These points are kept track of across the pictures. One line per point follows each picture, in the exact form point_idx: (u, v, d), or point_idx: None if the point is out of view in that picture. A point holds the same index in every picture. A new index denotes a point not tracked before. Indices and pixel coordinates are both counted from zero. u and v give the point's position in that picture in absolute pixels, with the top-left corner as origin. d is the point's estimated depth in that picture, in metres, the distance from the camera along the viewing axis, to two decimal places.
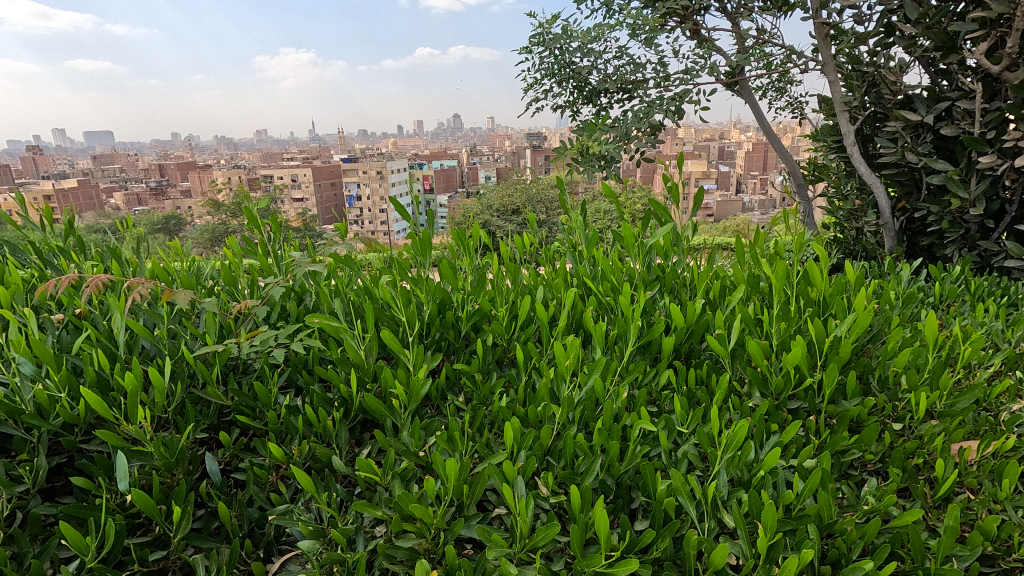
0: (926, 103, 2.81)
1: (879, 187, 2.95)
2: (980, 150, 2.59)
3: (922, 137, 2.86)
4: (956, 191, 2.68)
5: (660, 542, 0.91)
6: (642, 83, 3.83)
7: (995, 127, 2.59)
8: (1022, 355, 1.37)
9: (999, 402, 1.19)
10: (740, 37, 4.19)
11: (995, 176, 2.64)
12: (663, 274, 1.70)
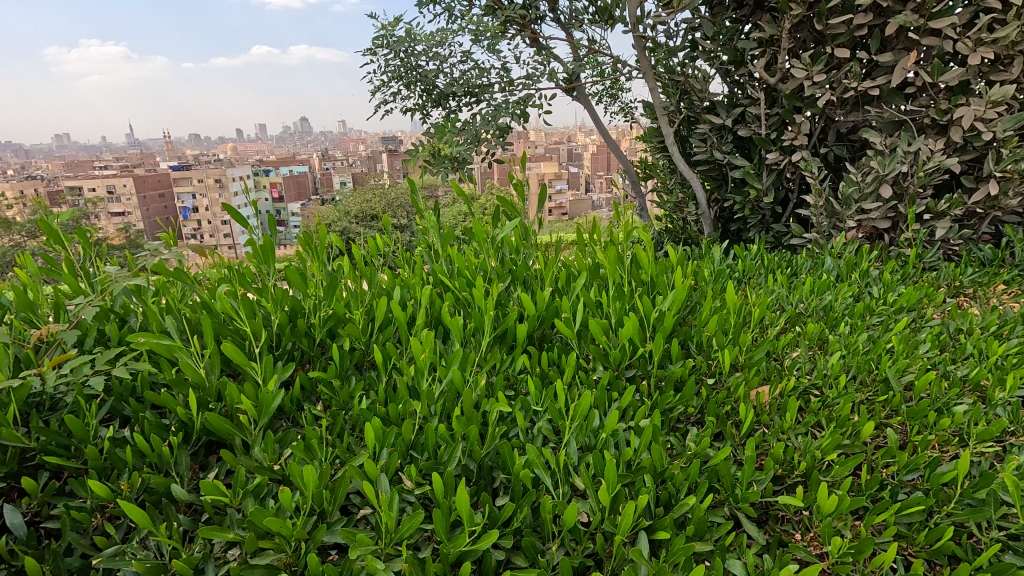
0: (726, 109, 3.27)
1: (696, 182, 3.38)
2: (768, 148, 3.08)
3: (725, 137, 3.33)
4: (753, 183, 3.16)
5: (520, 512, 0.97)
6: (488, 87, 3.95)
7: (777, 129, 3.10)
8: (800, 313, 1.68)
9: (785, 351, 1.45)
10: (574, 47, 4.51)
11: (780, 170, 3.16)
12: (515, 266, 1.80)
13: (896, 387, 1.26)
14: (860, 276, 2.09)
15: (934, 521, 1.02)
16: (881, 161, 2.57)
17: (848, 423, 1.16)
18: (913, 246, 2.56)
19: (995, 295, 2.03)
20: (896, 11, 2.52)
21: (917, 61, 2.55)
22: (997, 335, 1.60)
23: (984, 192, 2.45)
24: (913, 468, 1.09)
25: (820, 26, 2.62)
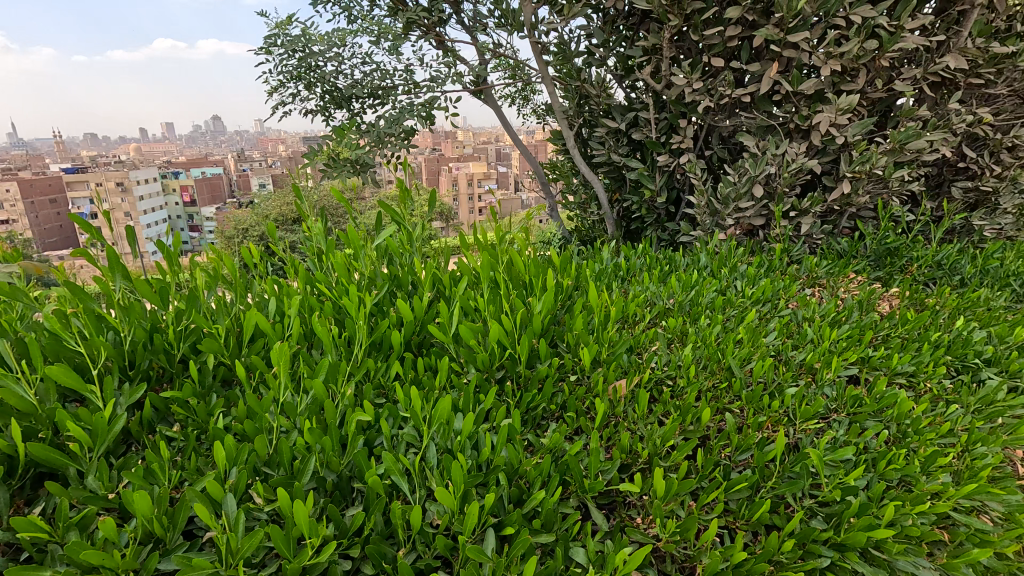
0: (620, 114, 3.42)
1: (596, 183, 3.51)
2: (658, 151, 3.24)
3: (621, 140, 3.47)
4: (647, 184, 3.32)
5: (370, 521, 0.98)
6: (391, 89, 3.90)
7: (666, 132, 3.27)
8: (668, 309, 1.79)
9: (648, 345, 1.55)
10: (480, 50, 4.54)
11: (671, 171, 3.34)
12: (399, 272, 1.80)
13: (738, 374, 1.39)
14: (730, 271, 2.27)
15: (758, 495, 1.12)
16: (753, 163, 2.78)
17: (692, 411, 1.26)
18: (781, 241, 2.79)
19: (842, 284, 2.26)
20: (761, 25, 2.73)
21: (781, 71, 2.77)
22: (835, 321, 1.79)
23: (838, 191, 2.71)
24: (744, 449, 1.20)
25: (696, 37, 2.79)
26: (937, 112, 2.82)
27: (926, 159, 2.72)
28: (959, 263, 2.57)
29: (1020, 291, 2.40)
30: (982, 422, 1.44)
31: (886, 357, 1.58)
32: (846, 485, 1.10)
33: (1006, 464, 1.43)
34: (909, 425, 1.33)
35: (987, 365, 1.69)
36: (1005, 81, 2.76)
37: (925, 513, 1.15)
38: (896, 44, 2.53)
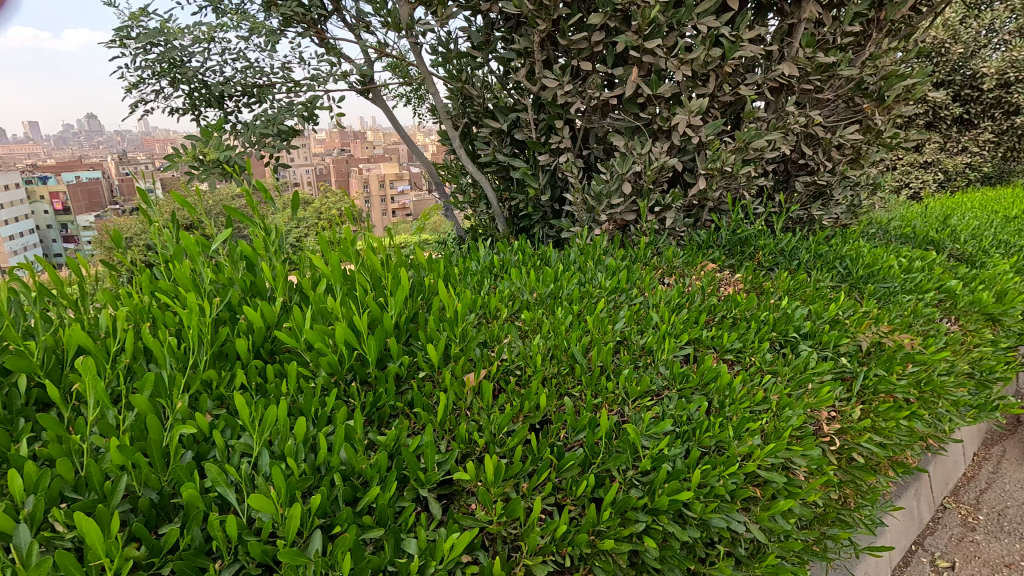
0: (502, 114, 3.46)
1: (483, 182, 3.55)
2: (539, 151, 3.33)
3: (505, 140, 3.54)
4: (531, 183, 3.39)
5: (188, 536, 0.95)
6: (268, 87, 3.72)
7: (546, 133, 3.36)
8: (529, 302, 1.87)
9: (502, 338, 1.61)
10: (364, 48, 4.43)
11: (553, 170, 3.43)
12: (254, 278, 1.73)
13: (580, 359, 1.49)
14: (594, 264, 2.42)
15: (587, 470, 1.21)
16: (620, 162, 2.94)
17: (532, 398, 1.33)
18: (649, 234, 2.99)
19: (695, 271, 2.52)
20: (622, 32, 2.86)
21: (643, 75, 2.93)
22: (678, 307, 1.97)
23: (696, 187, 2.94)
24: (579, 429, 1.30)
25: (564, 41, 2.90)
26: (778, 115, 3.14)
27: (768, 156, 3.02)
28: (797, 249, 2.90)
29: (844, 273, 2.74)
30: (793, 389, 1.63)
31: (716, 337, 1.77)
32: (660, 453, 1.22)
33: (812, 424, 1.63)
34: (727, 395, 1.49)
35: (805, 339, 1.92)
36: (830, 88, 3.11)
37: (735, 473, 1.29)
38: (737, 52, 2.78)
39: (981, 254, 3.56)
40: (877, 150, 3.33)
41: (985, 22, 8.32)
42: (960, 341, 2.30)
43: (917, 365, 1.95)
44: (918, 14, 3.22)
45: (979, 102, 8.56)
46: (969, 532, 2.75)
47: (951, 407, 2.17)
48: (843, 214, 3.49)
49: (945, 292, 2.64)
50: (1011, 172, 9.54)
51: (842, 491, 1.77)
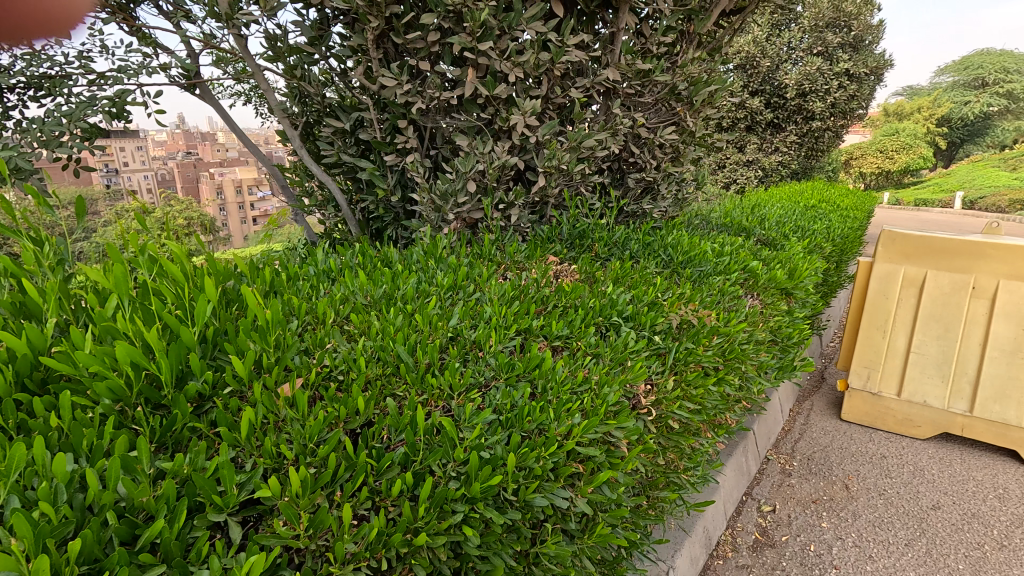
0: (344, 112, 3.22)
1: (330, 184, 3.28)
2: (386, 151, 3.16)
3: (349, 140, 3.29)
4: (380, 184, 3.20)
5: None
6: (61, 79, 3.20)
7: (391, 133, 3.19)
8: (363, 306, 1.84)
9: (326, 343, 1.55)
10: (185, 39, 3.97)
11: (402, 170, 3.27)
12: (24, 299, 1.47)
13: (405, 359, 1.49)
14: (436, 263, 2.43)
15: (407, 469, 1.22)
16: (463, 161, 2.95)
17: (351, 403, 1.30)
18: (495, 231, 3.06)
19: (535, 265, 2.64)
20: (457, 33, 2.83)
21: (480, 76, 2.96)
22: (512, 299, 2.09)
23: (536, 185, 3.08)
24: (401, 429, 1.29)
25: (399, 39, 2.84)
26: (607, 117, 3.39)
27: (599, 155, 3.25)
28: (629, 240, 3.23)
29: (667, 260, 3.04)
30: (613, 367, 1.76)
31: (545, 326, 1.89)
32: (477, 443, 1.26)
33: (631, 398, 1.77)
34: (550, 379, 1.57)
35: (627, 321, 2.10)
36: (649, 92, 3.41)
37: (555, 453, 1.35)
38: (564, 56, 2.94)
39: (780, 238, 4.14)
40: (694, 149, 3.73)
41: (784, 41, 9.72)
42: (759, 313, 2.65)
43: (721, 336, 2.18)
44: (719, 29, 3.66)
45: (783, 109, 9.99)
46: (785, 478, 3.16)
47: (757, 371, 2.47)
48: (670, 207, 3.86)
49: (748, 271, 3.03)
50: (810, 169, 11.25)
51: (665, 456, 1.94)
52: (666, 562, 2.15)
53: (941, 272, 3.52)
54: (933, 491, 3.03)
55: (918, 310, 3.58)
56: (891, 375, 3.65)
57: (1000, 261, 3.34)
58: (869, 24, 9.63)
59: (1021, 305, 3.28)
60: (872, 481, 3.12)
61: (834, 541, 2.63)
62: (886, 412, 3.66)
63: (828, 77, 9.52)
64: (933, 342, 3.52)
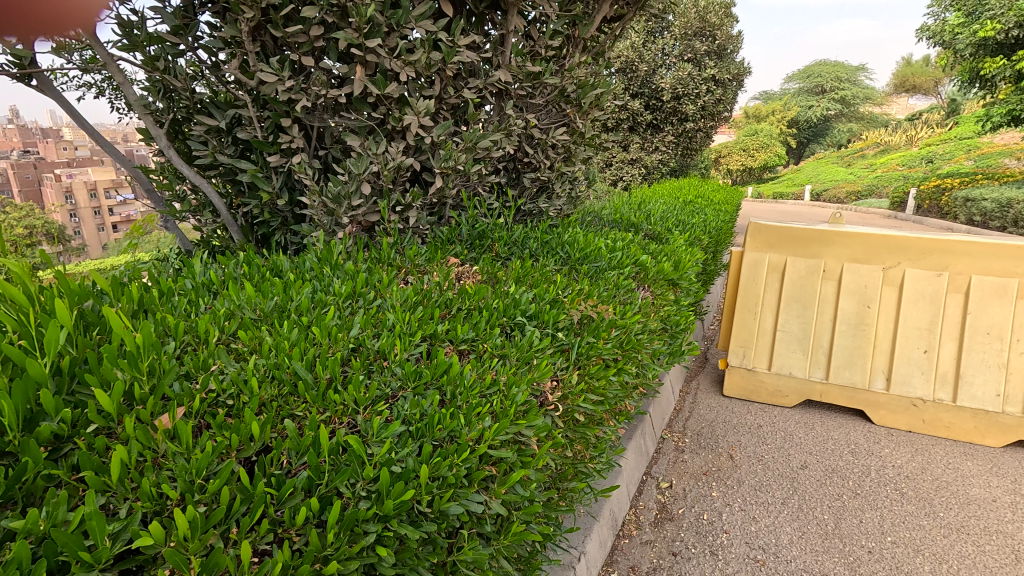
0: (218, 109, 2.94)
1: (205, 187, 2.97)
2: (268, 152, 2.93)
3: (225, 139, 3.00)
4: (263, 187, 2.97)
5: None
6: None
7: (274, 132, 2.96)
8: (252, 321, 1.70)
9: (211, 366, 1.41)
10: None
11: (288, 171, 3.05)
12: None
13: (303, 376, 1.40)
14: (331, 270, 2.31)
15: (312, 494, 1.15)
16: (355, 162, 2.82)
17: (244, 430, 1.19)
18: (393, 234, 2.98)
19: (436, 267, 2.61)
20: (342, 29, 2.70)
21: (369, 74, 2.85)
22: (415, 304, 2.05)
23: (433, 186, 3.04)
24: (303, 452, 1.22)
25: (278, 33, 2.65)
26: (501, 118, 3.42)
27: (495, 155, 3.27)
28: (527, 238, 3.30)
29: (565, 257, 3.14)
30: (520, 367, 1.78)
31: (451, 330, 1.87)
32: (386, 458, 1.22)
33: (538, 396, 1.80)
34: (458, 385, 1.55)
35: (530, 320, 2.14)
36: (540, 94, 3.49)
37: (467, 459, 1.34)
38: (455, 57, 2.92)
39: (665, 232, 4.44)
40: (584, 150, 3.88)
41: (659, 47, 10.41)
42: (650, 304, 2.82)
43: (619, 329, 2.28)
44: (602, 35, 3.83)
45: (661, 110, 10.71)
46: (679, 454, 3.41)
47: (651, 358, 2.62)
48: (564, 205, 3.99)
49: (639, 265, 3.21)
50: (686, 166, 12.19)
51: (574, 449, 2.00)
52: (578, 549, 2.22)
53: (798, 258, 3.98)
54: (801, 452, 3.41)
55: (781, 293, 4.01)
56: (762, 351, 4.06)
57: (843, 247, 3.85)
58: (729, 34, 10.61)
59: (860, 284, 3.79)
60: (753, 449, 3.45)
61: (724, 509, 2.88)
62: (759, 385, 4.06)
63: (698, 82, 10.35)
64: (794, 320, 3.97)
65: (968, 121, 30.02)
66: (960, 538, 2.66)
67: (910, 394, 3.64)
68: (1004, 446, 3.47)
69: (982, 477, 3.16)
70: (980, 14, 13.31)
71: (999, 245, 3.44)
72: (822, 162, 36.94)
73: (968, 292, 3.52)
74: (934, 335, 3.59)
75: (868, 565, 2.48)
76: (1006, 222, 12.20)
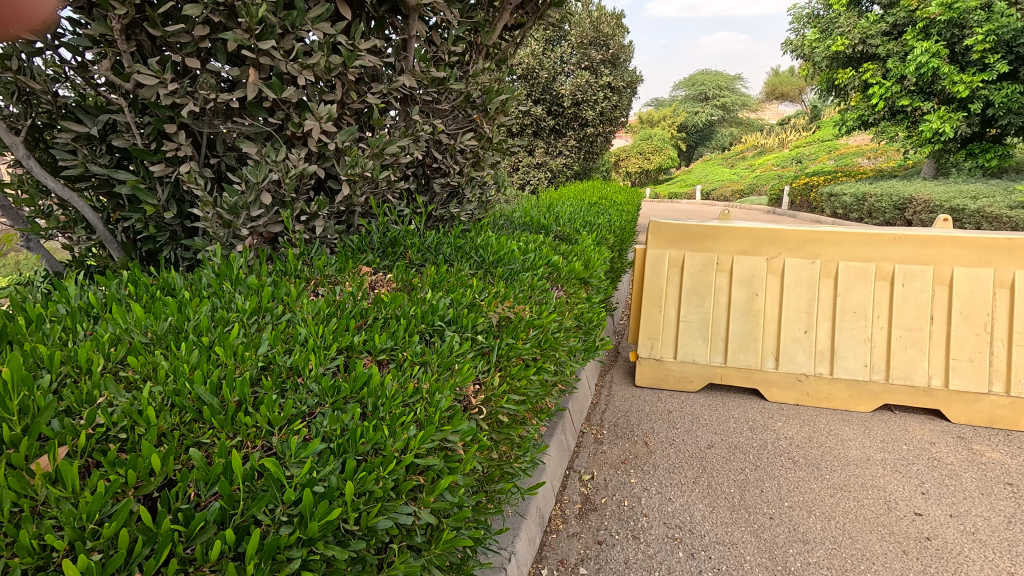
0: (87, 114, 2.65)
1: (75, 201, 2.66)
2: (150, 160, 2.68)
3: (98, 148, 2.71)
4: (146, 199, 2.71)
5: None
6: None
7: (156, 139, 2.71)
8: (143, 345, 1.55)
9: (97, 398, 1.27)
10: None
11: (175, 181, 2.81)
12: None
13: (208, 401, 1.30)
14: (232, 285, 2.16)
15: (226, 526, 1.07)
16: (253, 171, 2.66)
17: (141, 465, 1.08)
18: (299, 245, 2.84)
19: (348, 278, 2.52)
20: (231, 29, 2.54)
21: (263, 77, 2.70)
22: (327, 317, 1.97)
23: (340, 194, 2.93)
24: (213, 482, 1.13)
25: (156, 32, 2.44)
26: (407, 123, 3.38)
27: (403, 161, 3.22)
28: (440, 244, 3.28)
29: (479, 261, 3.16)
30: (441, 373, 1.77)
31: (368, 341, 1.82)
32: (308, 478, 1.16)
33: (462, 400, 1.80)
34: (380, 396, 1.51)
35: (449, 325, 2.12)
36: (446, 100, 3.49)
37: (394, 470, 1.31)
38: (356, 61, 2.84)
39: (573, 233, 4.60)
40: (492, 155, 3.93)
41: (557, 55, 10.78)
42: (564, 302, 2.91)
43: (536, 329, 2.33)
44: (503, 42, 3.91)
45: (562, 116, 11.09)
46: (599, 446, 3.53)
47: (568, 355, 2.69)
48: (475, 210, 4.01)
49: (551, 266, 3.30)
50: (589, 169, 12.69)
51: (500, 451, 2.01)
52: (508, 550, 2.23)
53: (695, 253, 4.29)
54: (708, 433, 3.67)
55: (681, 286, 4.30)
56: (668, 342, 4.32)
57: (732, 241, 4.20)
58: (621, 44, 11.21)
59: (748, 274, 4.16)
60: (665, 434, 3.66)
61: (643, 494, 3.02)
62: (667, 373, 4.31)
63: (595, 89, 10.83)
64: (694, 310, 4.26)
65: (827, 125, 33.84)
66: (844, 496, 2.98)
67: (796, 370, 4.03)
68: (873, 410, 3.94)
69: (857, 439, 3.57)
70: (831, 31, 15.06)
71: (859, 234, 3.92)
72: (709, 164, 39.97)
73: (837, 276, 3.98)
74: (812, 316, 4.01)
75: (770, 529, 2.71)
76: (862, 214, 13.89)
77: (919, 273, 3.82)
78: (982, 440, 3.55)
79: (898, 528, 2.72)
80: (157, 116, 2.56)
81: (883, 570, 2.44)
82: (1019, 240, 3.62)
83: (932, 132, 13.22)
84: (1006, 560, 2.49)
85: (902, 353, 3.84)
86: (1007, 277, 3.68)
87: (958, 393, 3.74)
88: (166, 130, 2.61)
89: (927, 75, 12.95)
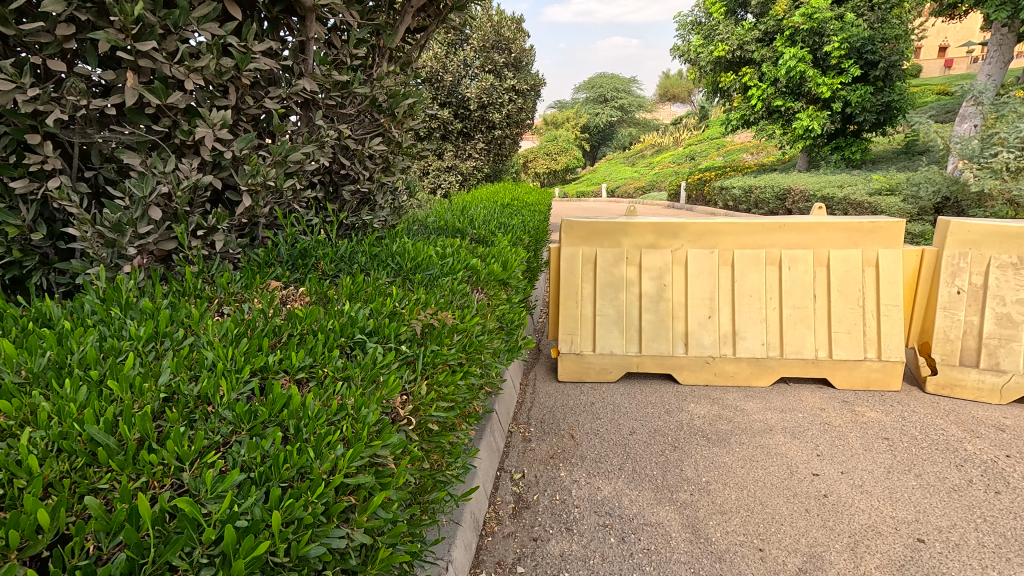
0: None
1: None
2: (9, 175, 2.35)
3: None
4: (7, 220, 2.36)
5: None
6: None
7: (15, 151, 2.39)
8: (17, 386, 1.36)
9: None
10: None
11: (41, 199, 2.48)
12: None
13: (104, 441, 1.17)
14: (122, 310, 1.96)
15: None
16: (137, 184, 2.42)
17: (26, 522, 0.95)
18: (197, 262, 2.63)
19: (256, 294, 2.37)
20: (102, 28, 2.29)
21: (144, 81, 2.47)
22: (237, 338, 1.84)
23: (241, 206, 2.74)
24: (116, 531, 1.02)
25: (9, 30, 2.15)
26: (310, 129, 3.24)
27: (308, 169, 3.08)
28: (354, 253, 3.17)
29: (396, 269, 3.09)
30: (366, 387, 1.71)
31: (284, 359, 1.73)
32: (229, 513, 1.08)
33: (389, 413, 1.75)
34: (302, 417, 1.44)
35: (370, 336, 2.07)
36: (350, 104, 3.38)
37: (323, 493, 1.25)
38: (250, 64, 2.68)
39: (489, 235, 4.62)
40: (402, 159, 3.85)
41: (461, 58, 10.77)
42: (486, 305, 2.91)
43: (460, 334, 2.32)
44: (407, 45, 3.86)
45: (469, 119, 11.09)
46: (527, 444, 3.57)
47: (493, 356, 2.70)
48: (389, 216, 3.92)
49: (469, 269, 3.30)
50: (499, 171, 12.81)
51: (431, 460, 1.97)
52: (444, 559, 2.20)
53: (605, 249, 4.46)
54: (629, 420, 3.83)
55: (595, 281, 4.45)
56: (586, 336, 4.45)
57: (639, 235, 4.42)
58: (523, 48, 11.41)
59: (656, 266, 4.39)
60: (590, 426, 3.77)
61: (573, 486, 3.09)
62: (587, 367, 4.43)
63: (500, 92, 10.93)
64: (609, 304, 4.43)
65: (715, 125, 36.49)
66: (752, 465, 3.23)
67: (704, 354, 4.30)
68: (772, 384, 4.30)
69: (761, 412, 3.88)
70: (713, 37, 16.21)
71: (749, 224, 4.26)
72: (612, 163, 41.77)
73: (733, 263, 4.30)
74: (714, 302, 4.31)
75: (692, 505, 2.88)
76: (750, 205, 15.14)
77: (802, 256, 4.23)
78: (862, 402, 3.99)
79: (800, 489, 2.99)
80: (16, 125, 2.25)
81: (790, 530, 2.67)
82: (880, 223, 4.11)
83: (803, 129, 14.66)
84: (888, 506, 2.82)
85: (793, 330, 4.22)
86: (873, 256, 4.16)
87: (840, 362, 4.17)
88: (27, 141, 2.30)
89: (796, 78, 14.35)
